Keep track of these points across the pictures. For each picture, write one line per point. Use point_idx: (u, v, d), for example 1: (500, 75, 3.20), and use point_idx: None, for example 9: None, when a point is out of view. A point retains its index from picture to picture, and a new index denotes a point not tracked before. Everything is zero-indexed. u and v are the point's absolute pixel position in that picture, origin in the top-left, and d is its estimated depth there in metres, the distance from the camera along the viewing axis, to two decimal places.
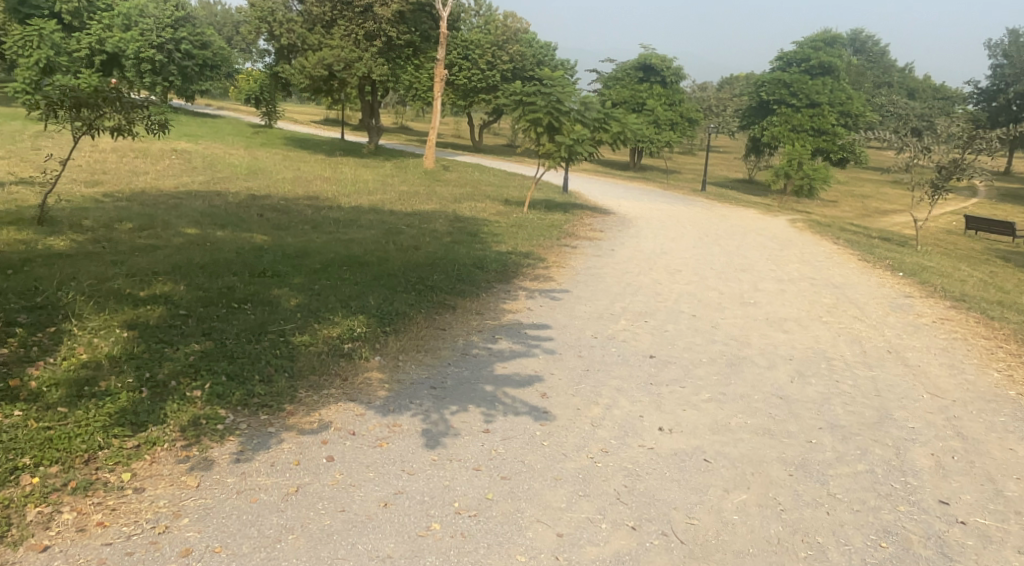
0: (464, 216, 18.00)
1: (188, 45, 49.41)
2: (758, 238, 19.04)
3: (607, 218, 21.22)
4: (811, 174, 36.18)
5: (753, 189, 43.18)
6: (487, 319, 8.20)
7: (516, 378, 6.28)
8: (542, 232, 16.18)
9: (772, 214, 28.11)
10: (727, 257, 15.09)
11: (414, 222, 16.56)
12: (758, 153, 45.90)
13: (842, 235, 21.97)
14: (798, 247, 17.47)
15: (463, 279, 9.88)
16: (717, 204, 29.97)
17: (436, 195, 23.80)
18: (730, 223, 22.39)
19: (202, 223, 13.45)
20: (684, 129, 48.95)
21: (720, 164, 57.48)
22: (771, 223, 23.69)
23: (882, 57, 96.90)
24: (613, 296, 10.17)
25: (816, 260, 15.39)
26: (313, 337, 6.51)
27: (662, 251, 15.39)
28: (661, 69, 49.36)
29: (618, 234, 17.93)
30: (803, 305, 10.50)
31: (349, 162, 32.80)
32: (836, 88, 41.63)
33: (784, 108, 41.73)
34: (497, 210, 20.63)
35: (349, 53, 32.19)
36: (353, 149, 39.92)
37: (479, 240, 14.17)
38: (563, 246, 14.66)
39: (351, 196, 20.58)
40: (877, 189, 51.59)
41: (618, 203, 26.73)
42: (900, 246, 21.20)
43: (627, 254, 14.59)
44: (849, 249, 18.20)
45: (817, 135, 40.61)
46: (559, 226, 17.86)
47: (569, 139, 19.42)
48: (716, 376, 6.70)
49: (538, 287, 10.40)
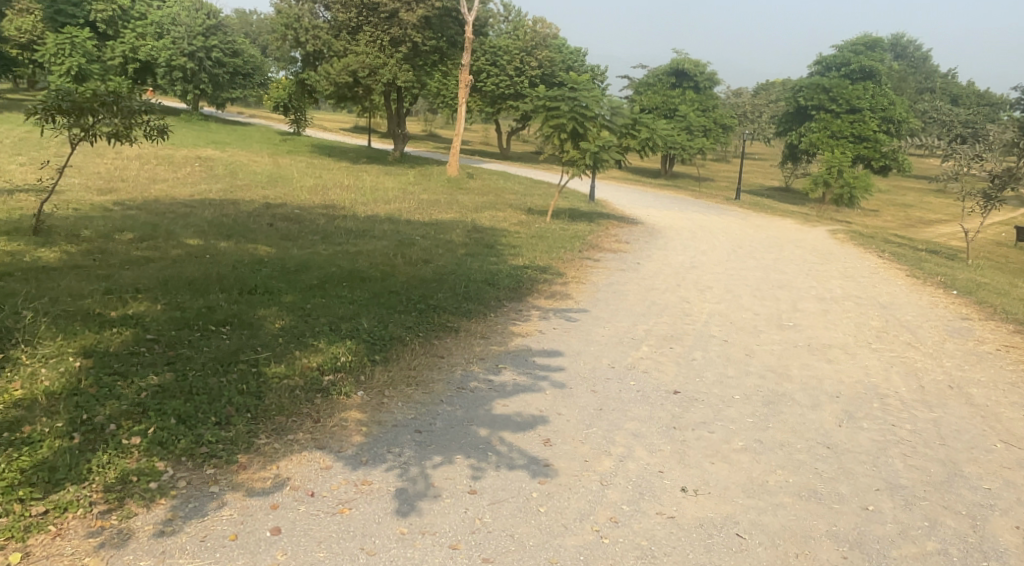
0: (484, 227, 17.32)
1: (219, 53, 49.38)
2: (795, 250, 18.05)
3: (635, 229, 20.40)
4: (851, 182, 34.91)
5: (790, 198, 41.93)
6: (493, 345, 7.44)
7: (517, 420, 5.49)
8: (564, 244, 15.43)
9: (809, 224, 27.00)
10: (761, 272, 14.18)
11: (431, 233, 15.90)
12: (794, 161, 44.61)
13: (884, 247, 20.86)
14: (838, 261, 16.50)
15: (472, 298, 9.11)
16: (751, 213, 28.89)
17: (459, 204, 23.18)
18: (764, 234, 21.41)
19: (207, 233, 12.88)
20: (718, 136, 47.80)
21: (755, 172, 56.21)
22: (809, 234, 22.64)
23: (923, 62, 94.47)
24: (636, 319, 9.36)
25: (858, 275, 14.42)
26: (289, 368, 5.76)
27: (691, 265, 14.52)
28: (694, 75, 48.30)
29: (645, 246, 17.11)
30: (846, 329, 9.61)
31: (374, 170, 32.37)
32: (878, 93, 40.09)
33: (823, 114, 40.49)
34: (521, 220, 19.92)
35: (373, 59, 31.80)
36: (379, 157, 39.54)
37: (497, 253, 13.43)
38: (585, 260, 13.85)
39: (370, 205, 20.01)
40: (920, 198, 49.95)
41: (648, 213, 25.83)
42: (948, 259, 20.07)
43: (654, 269, 13.74)
44: (893, 262, 17.16)
45: (857, 142, 39.28)
46: (583, 237, 17.06)
47: (594, 146, 18.63)
48: (750, 422, 5.89)
49: (555, 308, 9.60)
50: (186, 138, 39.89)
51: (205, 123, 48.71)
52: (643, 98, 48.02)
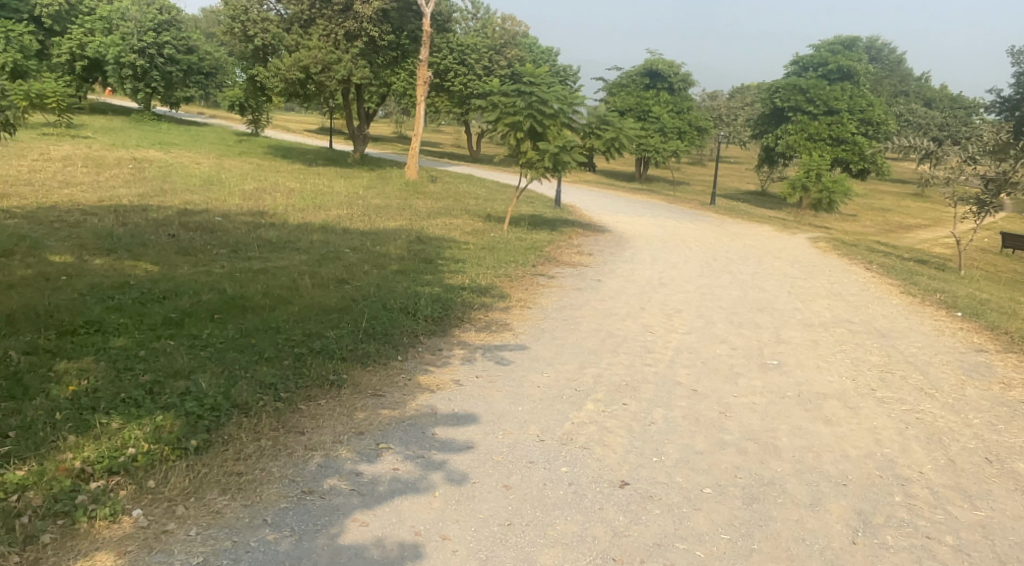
0: (430, 237, 15.47)
1: (172, 50, 46.93)
2: (775, 262, 16.30)
3: (600, 238, 18.64)
4: (830, 186, 33.41)
5: (766, 203, 40.43)
6: (384, 409, 5.56)
7: (369, 558, 3.67)
8: (515, 257, 13.61)
9: (787, 231, 25.35)
10: (738, 290, 12.38)
11: (367, 245, 13.93)
12: (771, 164, 43.12)
13: (869, 257, 19.20)
14: (823, 275, 14.77)
15: (380, 333, 7.20)
16: (727, 220, 27.20)
17: (410, 210, 21.30)
18: (741, 243, 19.67)
19: (86, 249, 10.91)
20: (693, 138, 46.15)
21: (731, 175, 54.81)
22: (789, 242, 20.93)
23: (898, 65, 93.77)
24: (585, 359, 7.51)
25: (846, 294, 12.70)
26: (36, 471, 3.98)
27: (660, 282, 12.69)
28: (668, 76, 46.61)
29: (609, 257, 15.35)
30: (842, 369, 7.83)
31: (328, 173, 30.40)
32: (856, 94, 38.83)
33: (800, 116, 39.04)
34: (474, 229, 18.06)
35: (327, 54, 29.78)
36: (337, 159, 37.48)
37: (434, 270, 11.53)
38: (536, 277, 11.98)
39: (308, 212, 18.05)
40: (899, 202, 48.74)
41: (617, 220, 24.04)
42: (939, 271, 18.46)
43: (616, 288, 11.88)
44: (882, 275, 15.49)
45: (835, 145, 37.84)
46: (541, 249, 15.19)
47: (554, 146, 16.75)
48: (725, 542, 4.09)
49: (486, 343, 7.73)
50: (131, 139, 37.58)
51: (157, 124, 46.37)
52: (616, 99, 46.28)
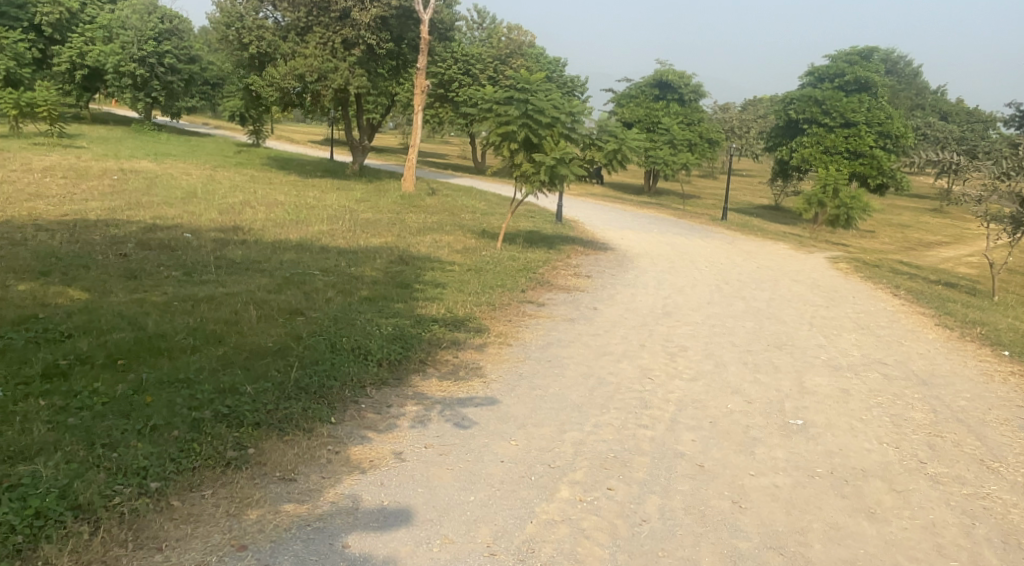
0: (415, 257, 14.24)
1: (173, 59, 45.79)
2: (791, 286, 14.97)
3: (602, 257, 17.40)
4: (849, 202, 31.95)
5: (780, 218, 39.07)
6: (289, 503, 4.26)
7: None
8: (504, 281, 12.35)
9: (802, 249, 23.97)
10: (751, 323, 11.05)
11: (341, 266, 12.65)
12: (784, 178, 41.72)
13: (892, 279, 17.82)
14: (844, 303, 13.46)
15: (313, 387, 5.86)
16: (739, 236, 25.84)
17: (402, 225, 20.13)
18: (754, 263, 18.36)
19: (17, 272, 9.71)
20: (704, 151, 44.90)
21: (743, 188, 53.47)
22: (804, 262, 19.58)
23: (913, 78, 92.19)
24: (568, 418, 6.19)
25: (872, 326, 11.37)
26: None
27: (663, 311, 11.37)
28: (679, 86, 45.71)
29: (610, 280, 14.10)
30: (879, 432, 6.53)
31: (323, 185, 29.31)
32: (874, 106, 37.34)
33: (815, 128, 37.66)
34: (465, 247, 16.81)
35: (323, 62, 28.66)
36: (336, 170, 36.37)
37: (408, 297, 10.22)
38: (525, 306, 10.71)
39: (288, 227, 16.84)
40: (916, 218, 47.30)
41: (622, 237, 22.76)
42: (969, 296, 17.12)
43: (614, 318, 10.55)
44: (910, 303, 14.14)
45: (852, 158, 36.46)
46: (534, 271, 13.94)
47: (551, 158, 15.51)
48: None
49: (448, 397, 6.39)
50: (125, 149, 36.61)
51: (156, 134, 45.43)
52: (625, 109, 45.19)
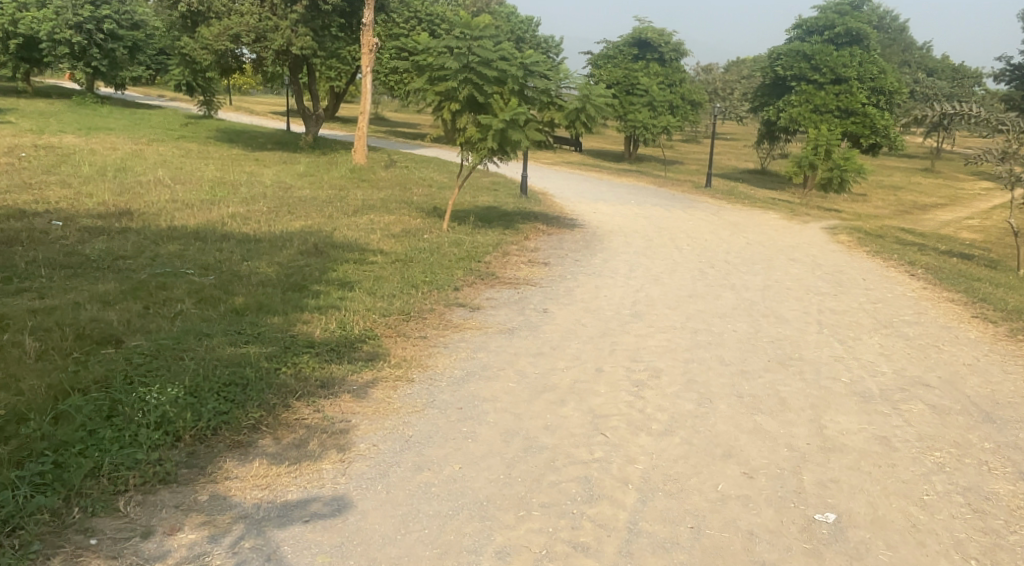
0: (336, 244, 11.78)
1: (113, 24, 42.72)
2: (788, 268, 12.63)
3: (567, 237, 15.01)
4: (842, 163, 29.51)
5: (767, 182, 36.70)
6: None
7: None
8: (434, 275, 9.91)
9: (795, 217, 21.61)
10: (743, 325, 8.68)
11: (232, 261, 10.09)
12: (772, 140, 39.19)
13: (901, 253, 15.53)
14: (854, 289, 11.11)
15: (2, 511, 3.46)
16: (724, 205, 23.47)
17: (341, 203, 17.65)
18: (741, 238, 16.01)
19: None
20: (686, 113, 42.20)
21: (728, 152, 51.09)
22: (797, 235, 17.22)
23: (900, 33, 89.76)
24: (457, 539, 3.75)
25: (896, 325, 9.05)
26: None
27: (632, 312, 8.98)
28: (658, 45, 43.10)
29: (571, 269, 11.73)
30: (955, 532, 4.20)
31: (268, 159, 26.70)
32: (866, 60, 34.97)
33: (804, 85, 35.07)
34: (404, 230, 14.31)
35: (261, 21, 26.36)
36: (289, 143, 33.63)
37: (294, 306, 7.69)
38: (453, 312, 8.31)
39: (195, 211, 14.26)
40: (908, 178, 45.14)
41: (594, 210, 20.38)
42: (989, 271, 14.92)
43: (568, 327, 8.12)
44: (931, 285, 11.84)
45: (843, 117, 33.81)
46: (478, 260, 11.51)
47: (501, 119, 12.86)
48: None
49: (265, 504, 3.91)
50: (58, 123, 33.74)
51: (98, 108, 42.36)
52: (602, 72, 42.40)
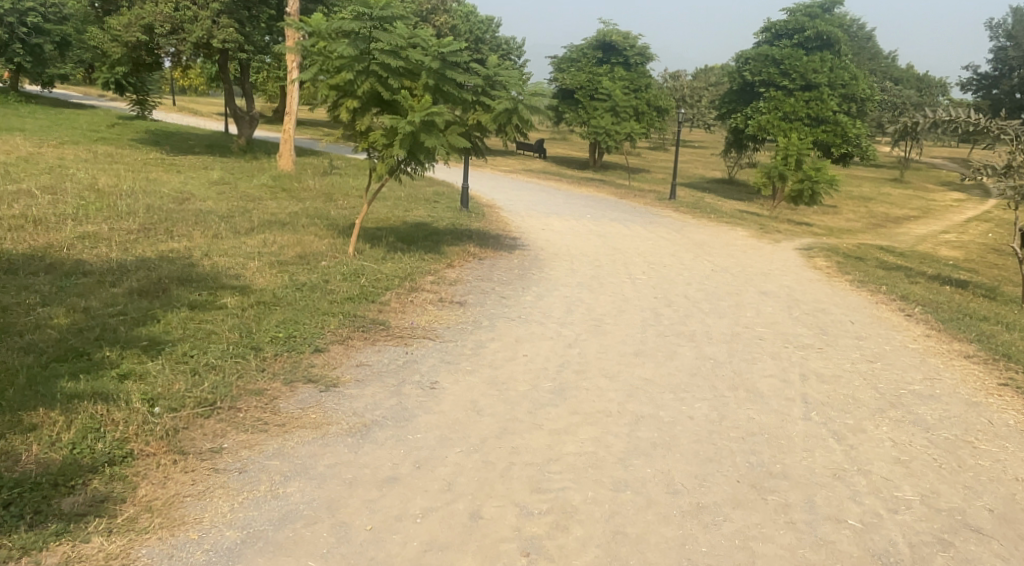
0: (189, 279, 9.26)
1: (37, 18, 39.23)
2: (760, 306, 10.27)
3: (498, 262, 12.55)
4: (813, 174, 27.39)
5: (735, 193, 34.69)
6: None
7: None
8: (293, 328, 7.37)
9: (764, 235, 19.36)
10: (703, 408, 6.27)
11: (21, 308, 7.52)
12: (740, 149, 37.16)
13: (888, 281, 13.24)
14: (843, 340, 8.76)
15: None
16: (688, 219, 21.19)
17: (240, 219, 15.04)
18: (704, 263, 13.66)
19: None
20: (651, 120, 39.09)
21: (695, 161, 49.05)
22: (767, 258, 14.92)
23: (868, 41, 88.84)
24: None
25: (907, 403, 6.71)
26: None
27: (553, 385, 6.55)
28: (623, 48, 40.82)
29: (489, 310, 9.28)
30: None
31: (185, 166, 23.97)
32: (837, 65, 33.01)
33: (773, 91, 32.97)
34: (299, 255, 11.79)
35: (177, 11, 23.61)
36: (219, 147, 30.88)
37: (31, 395, 5.16)
38: (293, 395, 5.81)
39: (38, 232, 11.62)
40: (879, 188, 43.42)
41: (541, 226, 17.99)
42: (990, 305, 12.70)
43: (453, 419, 5.65)
44: (933, 331, 9.55)
45: (814, 125, 31.75)
46: (369, 299, 9.04)
47: (410, 122, 10.27)
48: None
49: None
50: None
51: (18, 107, 39.15)
52: (565, 76, 40.52)
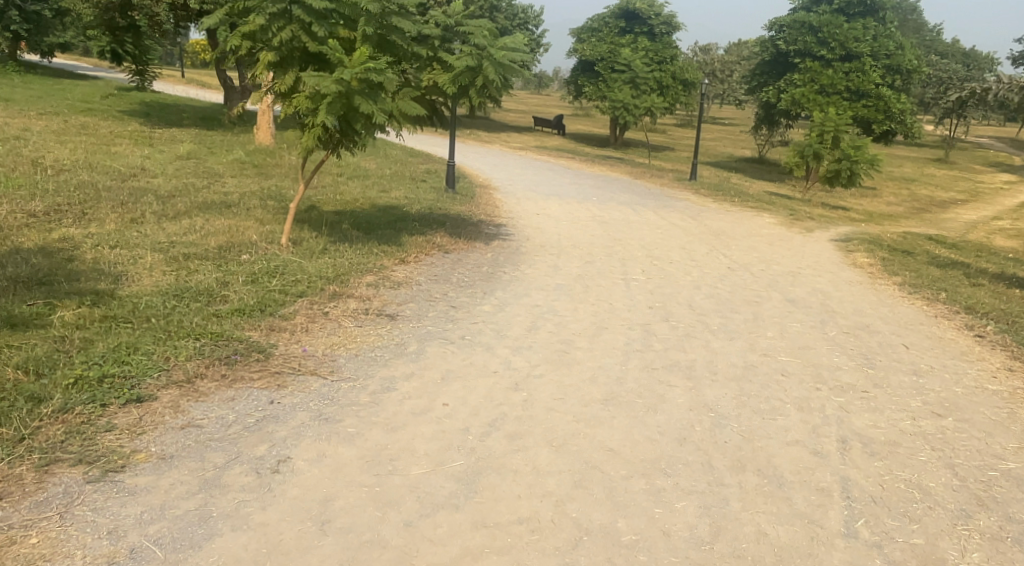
0: (42, 283, 7.23)
1: None
2: (786, 322, 7.93)
3: (464, 257, 10.32)
4: (852, 152, 24.73)
5: (765, 174, 32.06)
6: None
7: None
8: (120, 363, 5.28)
9: (793, 222, 16.89)
10: (688, 512, 4.04)
11: None
12: (771, 126, 34.42)
13: (949, 283, 10.76)
14: (897, 376, 6.44)
15: None
16: (708, 203, 18.74)
17: (179, 200, 12.99)
18: (718, 260, 11.32)
19: None
20: (676, 94, 36.14)
21: (724, 139, 46.20)
22: (796, 252, 12.50)
23: (912, 14, 84.49)
24: None
25: (1003, 499, 4.43)
26: None
27: (464, 463, 4.37)
28: (647, 17, 38.11)
29: (423, 324, 7.08)
30: None
31: (158, 140, 22.00)
32: (882, 33, 30.27)
33: (809, 61, 30.22)
34: (221, 246, 9.72)
35: None
36: (209, 118, 28.89)
37: None
38: (31, 497, 3.72)
39: None
40: (922, 169, 40.34)
41: (535, 210, 15.73)
42: None
43: (274, 543, 3.55)
44: (1017, 361, 7.14)
45: (853, 99, 28.92)
46: (264, 310, 6.94)
47: (340, 83, 8.07)
48: None
49: None
50: None
51: (11, 76, 37.51)
52: (585, 46, 38.01)
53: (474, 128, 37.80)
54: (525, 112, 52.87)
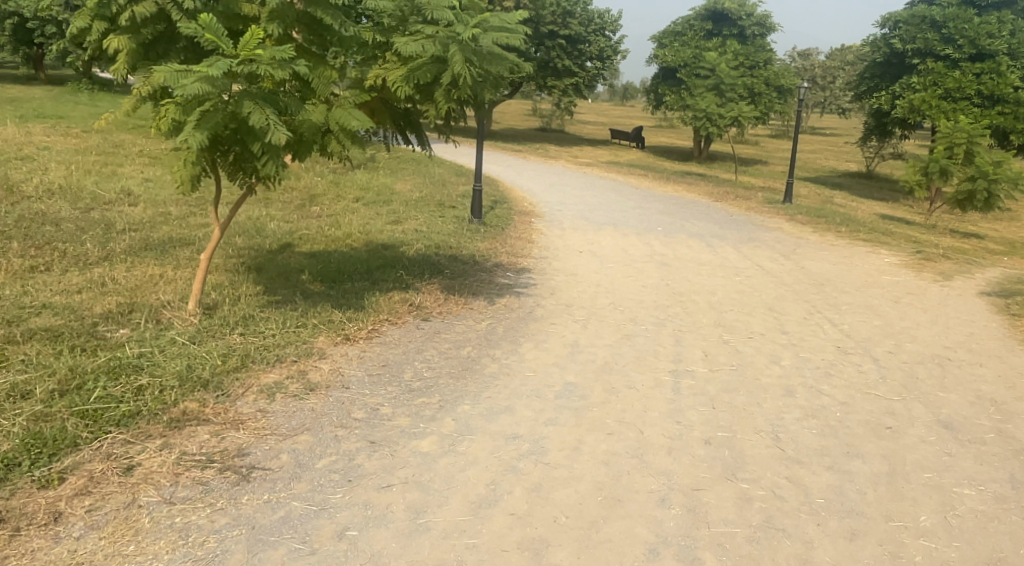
0: None
1: None
2: (942, 492, 4.75)
3: (446, 332, 7.37)
4: (990, 169, 20.31)
5: (875, 192, 27.83)
6: None
7: None
8: None
9: (921, 261, 13.24)
10: None
11: None
12: (882, 137, 30.08)
13: None
14: None
15: None
16: (807, 235, 15.20)
17: (132, 236, 10.50)
18: (819, 338, 8.05)
19: None
20: (770, 102, 32.12)
21: (826, 150, 41.69)
22: (932, 322, 9.07)
23: None
24: None
25: None
26: None
27: None
28: (737, 17, 34.52)
29: (300, 486, 4.17)
30: None
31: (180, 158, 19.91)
32: (1022, 27, 25.67)
33: (931, 61, 25.92)
34: (104, 314, 6.96)
35: None
36: None
37: None
38: None
39: None
40: None
41: (582, 250, 12.66)
42: None
43: None
44: None
45: (986, 105, 24.48)
46: (18, 465, 4.03)
47: (205, 78, 5.05)
48: None
49: None
50: None
51: (71, 90, 36.63)
52: (667, 52, 34.50)
53: (547, 141, 34.79)
54: (605, 124, 49.58)
